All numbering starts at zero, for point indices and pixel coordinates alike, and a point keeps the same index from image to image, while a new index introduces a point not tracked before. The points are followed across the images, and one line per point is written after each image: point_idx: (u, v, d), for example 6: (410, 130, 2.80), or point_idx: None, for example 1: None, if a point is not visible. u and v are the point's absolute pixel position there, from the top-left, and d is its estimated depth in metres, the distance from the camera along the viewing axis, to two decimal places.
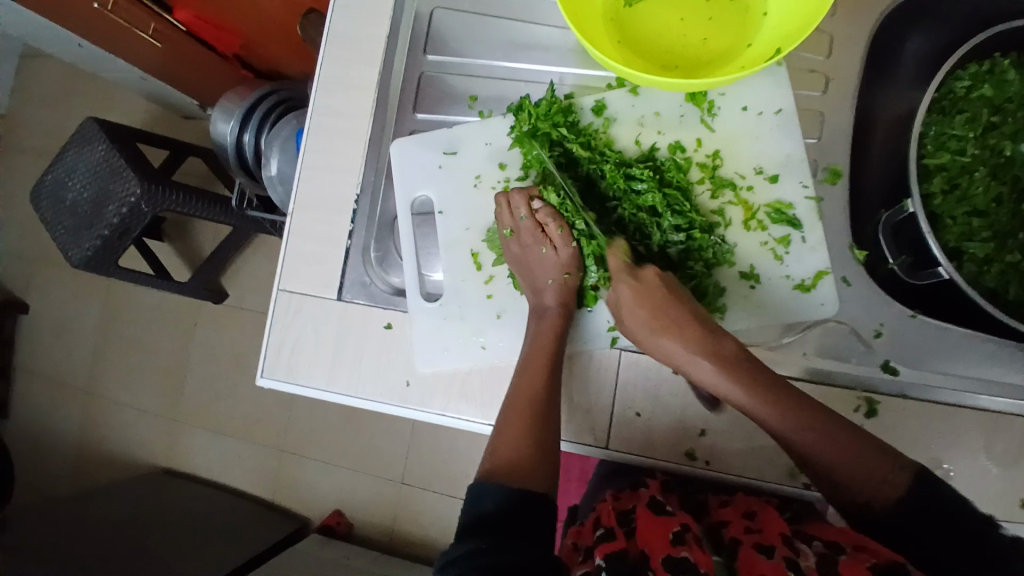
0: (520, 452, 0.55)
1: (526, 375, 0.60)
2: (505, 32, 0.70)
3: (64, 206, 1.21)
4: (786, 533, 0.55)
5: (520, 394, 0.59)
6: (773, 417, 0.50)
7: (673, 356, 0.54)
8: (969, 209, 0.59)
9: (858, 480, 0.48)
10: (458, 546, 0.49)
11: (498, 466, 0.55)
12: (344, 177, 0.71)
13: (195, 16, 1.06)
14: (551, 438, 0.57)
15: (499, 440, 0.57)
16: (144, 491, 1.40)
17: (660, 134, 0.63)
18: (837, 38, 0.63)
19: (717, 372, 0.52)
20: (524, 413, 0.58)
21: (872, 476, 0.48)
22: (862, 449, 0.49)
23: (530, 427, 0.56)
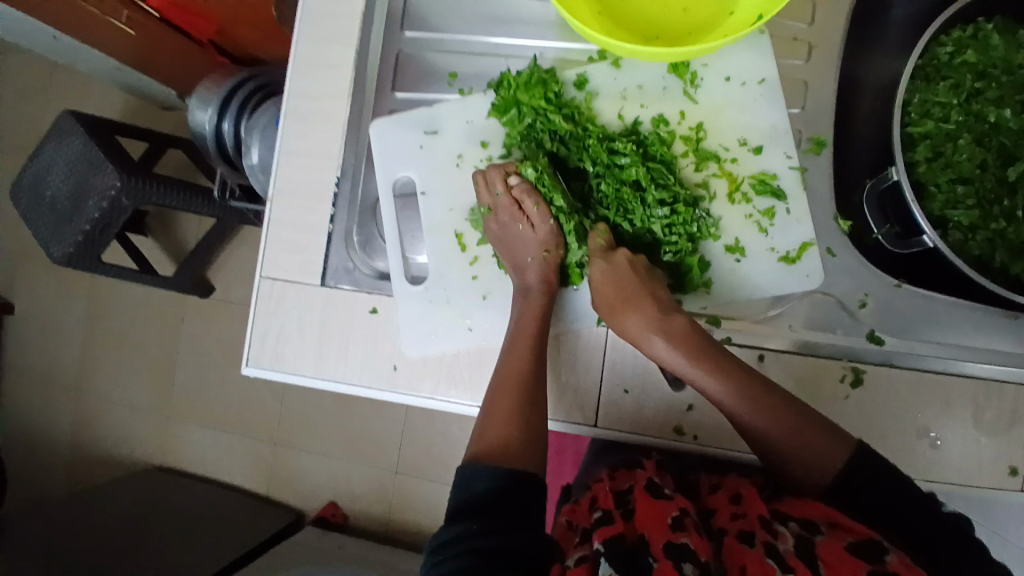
0: (509, 434, 0.55)
1: (511, 357, 0.59)
2: (482, 8, 0.69)
3: (44, 203, 1.19)
4: (766, 515, 0.51)
5: (506, 374, 0.58)
6: (729, 397, 0.52)
7: (634, 332, 0.56)
8: (954, 176, 0.59)
9: (806, 459, 0.52)
10: (449, 529, 0.50)
11: (484, 450, 0.55)
12: (321, 161, 0.69)
13: (168, 3, 1.05)
14: (538, 418, 0.57)
15: (487, 422, 0.56)
16: (138, 488, 1.39)
17: (643, 108, 0.62)
18: (819, 4, 0.62)
19: (675, 349, 0.54)
20: (511, 394, 0.57)
21: (817, 454, 0.52)
22: (810, 429, 0.52)
23: (518, 410, 0.56)
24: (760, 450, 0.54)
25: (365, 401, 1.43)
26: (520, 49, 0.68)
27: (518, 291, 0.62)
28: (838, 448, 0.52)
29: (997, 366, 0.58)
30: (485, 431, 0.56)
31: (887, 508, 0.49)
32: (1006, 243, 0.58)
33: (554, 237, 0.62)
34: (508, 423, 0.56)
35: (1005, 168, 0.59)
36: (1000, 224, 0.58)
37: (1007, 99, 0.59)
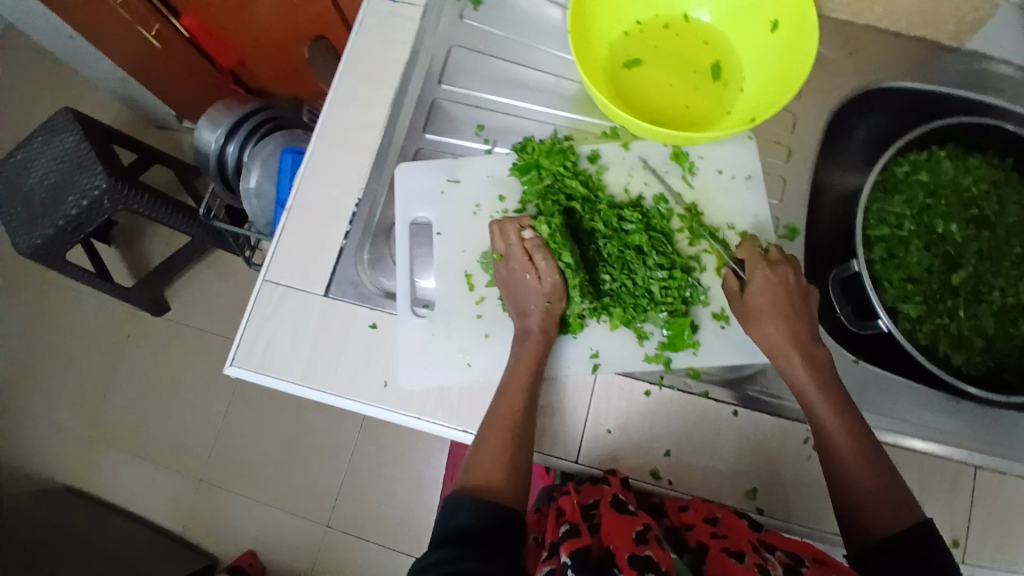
0: (499, 471, 0.56)
1: (506, 399, 0.59)
2: (508, 73, 0.77)
3: (19, 193, 1.17)
4: (754, 540, 0.54)
5: (499, 416, 0.59)
6: (836, 422, 0.56)
7: (769, 337, 0.61)
8: (904, 275, 0.71)
9: (870, 512, 0.53)
10: (431, 553, 0.50)
11: (472, 484, 0.56)
12: (343, 183, 0.73)
13: (201, 26, 1.10)
14: (524, 458, 0.57)
15: (477, 455, 0.57)
16: (38, 510, 1.28)
17: (647, 185, 0.70)
18: (799, 118, 0.73)
19: (810, 366, 0.59)
20: (504, 437, 0.57)
21: (883, 514, 0.53)
22: (890, 490, 0.54)
23: (507, 450, 0.57)
24: (833, 486, 0.56)
25: (309, 446, 1.39)
26: (538, 112, 0.76)
27: (518, 339, 0.63)
28: (910, 515, 0.52)
29: (938, 443, 0.65)
30: (474, 468, 0.56)
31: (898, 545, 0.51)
32: (947, 336, 0.69)
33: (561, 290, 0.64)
34: (497, 459, 0.56)
35: (951, 273, 0.70)
36: (943, 319, 0.69)
37: (955, 216, 0.71)
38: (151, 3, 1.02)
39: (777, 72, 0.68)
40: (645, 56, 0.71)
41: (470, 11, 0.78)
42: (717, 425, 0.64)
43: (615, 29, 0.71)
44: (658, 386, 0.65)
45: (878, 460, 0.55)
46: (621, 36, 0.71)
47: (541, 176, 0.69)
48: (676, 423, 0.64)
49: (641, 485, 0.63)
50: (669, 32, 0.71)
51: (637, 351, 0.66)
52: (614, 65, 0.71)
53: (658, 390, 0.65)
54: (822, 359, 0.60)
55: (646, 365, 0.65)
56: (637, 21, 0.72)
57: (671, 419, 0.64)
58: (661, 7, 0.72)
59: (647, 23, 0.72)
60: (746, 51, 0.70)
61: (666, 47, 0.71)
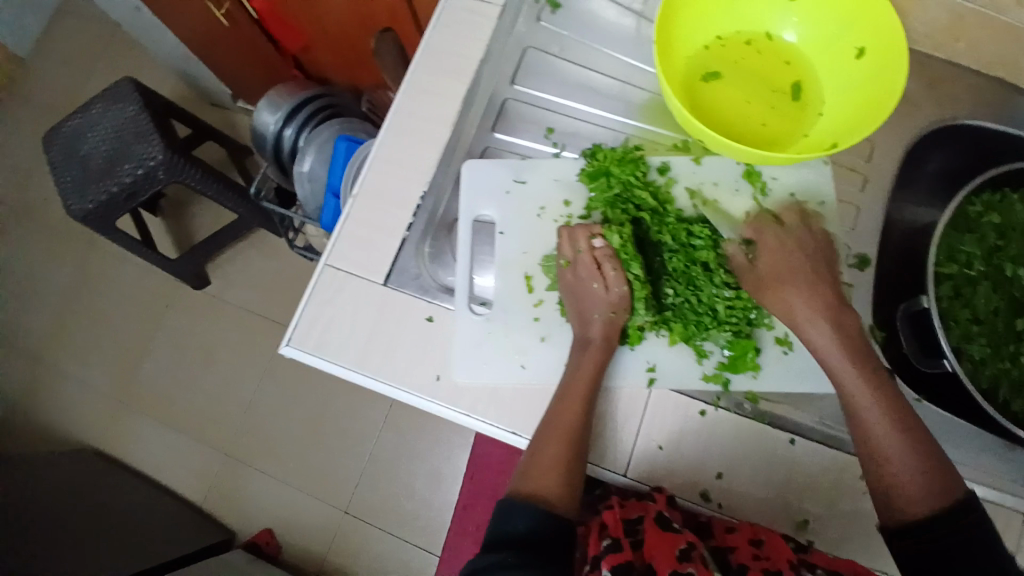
0: (557, 480, 0.56)
1: (565, 406, 0.59)
2: (581, 78, 0.77)
3: (76, 157, 1.18)
4: (793, 560, 0.58)
5: (555, 423, 0.58)
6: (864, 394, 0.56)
7: (792, 308, 0.61)
8: (970, 315, 0.70)
9: (909, 487, 0.52)
10: (484, 558, 0.51)
11: (527, 488, 0.56)
12: (412, 174, 0.73)
13: (272, 11, 1.11)
14: (580, 466, 0.58)
15: (533, 460, 0.57)
16: (67, 467, 1.30)
17: (717, 202, 0.69)
18: (876, 147, 0.73)
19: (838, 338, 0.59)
20: (562, 445, 0.57)
21: (924, 486, 0.52)
22: (930, 458, 0.53)
23: (563, 459, 0.57)
24: (869, 462, 0.55)
25: (335, 433, 1.39)
26: (608, 120, 0.76)
27: (578, 347, 0.62)
28: (951, 484, 0.52)
29: (995, 489, 0.63)
30: (530, 475, 0.57)
31: (927, 522, 0.51)
32: (1010, 381, 0.68)
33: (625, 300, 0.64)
34: (554, 466, 0.57)
35: (1016, 318, 0.69)
36: (1005, 364, 0.68)
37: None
38: None
39: (861, 99, 0.67)
40: (724, 70, 0.70)
41: (548, 15, 0.78)
42: (773, 452, 0.63)
43: (696, 42, 0.71)
44: (714, 407, 0.64)
45: (911, 433, 0.54)
46: (701, 49, 0.71)
47: (610, 184, 0.68)
48: (729, 445, 0.63)
49: (688, 504, 0.63)
50: (750, 49, 0.71)
51: (695, 368, 0.65)
52: (692, 77, 0.70)
53: (713, 410, 0.64)
54: (853, 328, 0.59)
55: (705, 385, 0.64)
56: (718, 36, 0.71)
57: (725, 441, 0.63)
58: (743, 23, 0.71)
59: (729, 39, 0.71)
60: (828, 73, 0.70)
61: (746, 63, 0.71)
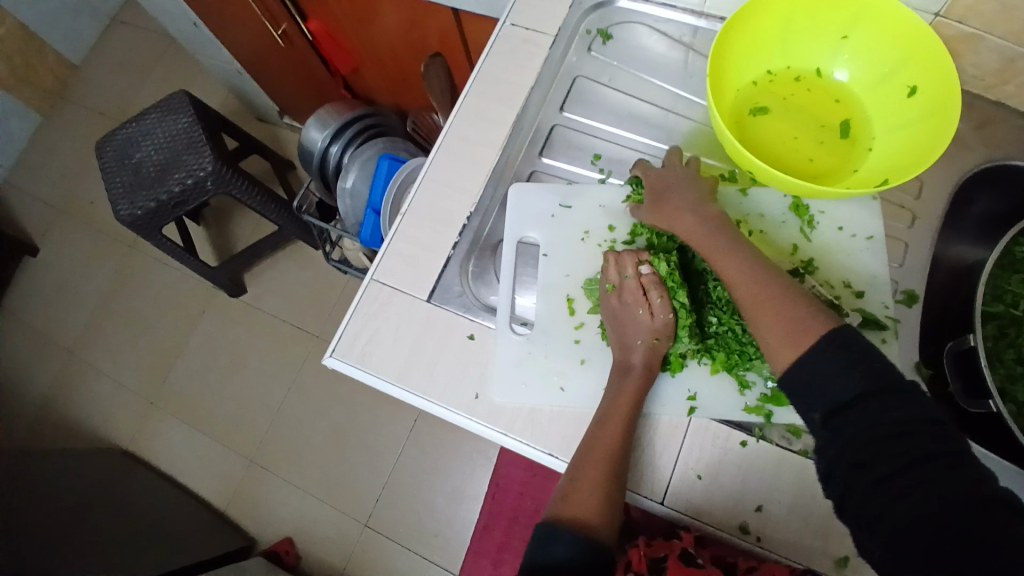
0: (597, 505, 0.55)
1: (605, 430, 0.59)
2: (631, 106, 0.78)
3: (128, 163, 1.23)
4: None
5: (597, 448, 0.58)
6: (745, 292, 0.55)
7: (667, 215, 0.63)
8: (1016, 356, 0.69)
9: (779, 343, 0.52)
10: None
11: (566, 512, 0.56)
12: (460, 196, 0.75)
13: (325, 31, 1.15)
14: (620, 492, 0.57)
15: (573, 485, 0.57)
16: (96, 465, 1.33)
17: (763, 233, 0.69)
18: (925, 184, 0.73)
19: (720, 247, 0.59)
20: (601, 469, 0.57)
21: (788, 336, 0.51)
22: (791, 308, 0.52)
23: (604, 484, 0.56)
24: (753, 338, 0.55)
25: (357, 445, 1.40)
26: (656, 148, 0.76)
27: (619, 371, 0.63)
28: (815, 321, 0.51)
29: None
30: (571, 499, 0.56)
31: (806, 377, 0.49)
32: None
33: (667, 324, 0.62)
34: (594, 490, 0.56)
35: None
36: None
37: None
38: (285, 5, 1.08)
39: (912, 137, 0.67)
40: (773, 105, 0.72)
41: (599, 45, 0.81)
42: (814, 487, 0.62)
43: (745, 77, 0.72)
44: (755, 438, 0.64)
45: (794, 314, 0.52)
46: (750, 84, 0.72)
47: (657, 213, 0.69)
48: (769, 477, 0.62)
49: (724, 536, 0.62)
50: (799, 85, 0.72)
51: (737, 399, 0.64)
52: (741, 111, 0.71)
53: (753, 441, 0.64)
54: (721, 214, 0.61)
55: (747, 416, 0.63)
56: (768, 72, 0.73)
57: (765, 474, 0.62)
58: (794, 60, 0.73)
59: (779, 74, 0.73)
60: (878, 112, 0.70)
61: (795, 99, 0.72)
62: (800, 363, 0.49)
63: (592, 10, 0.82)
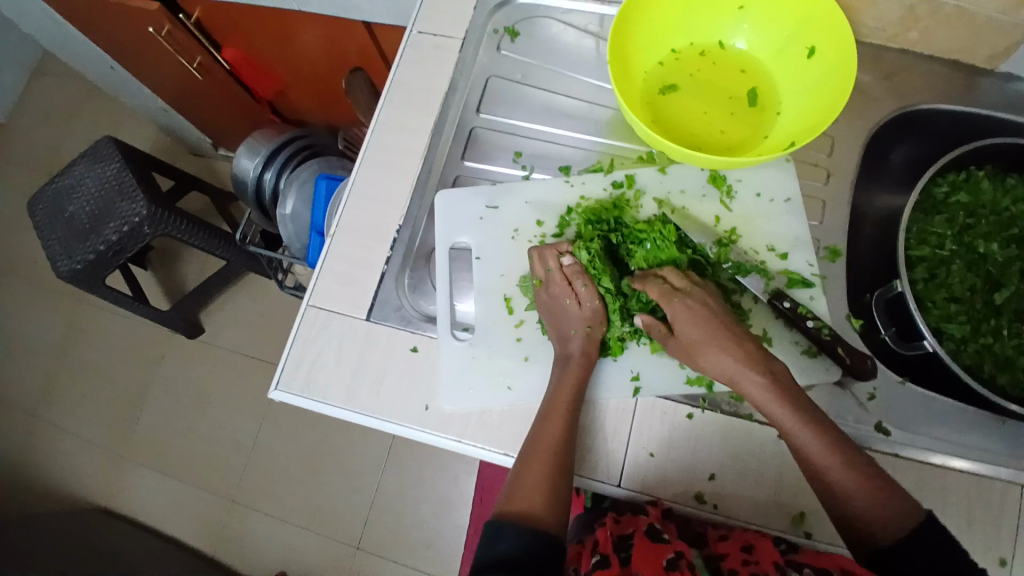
0: (543, 496, 0.55)
1: (550, 420, 0.60)
2: (545, 101, 0.78)
3: (60, 218, 1.20)
4: (780, 562, 0.59)
5: (541, 441, 0.59)
6: (818, 447, 0.54)
7: (722, 367, 0.59)
8: (947, 295, 0.71)
9: (870, 517, 0.51)
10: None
11: (513, 508, 0.55)
12: (386, 210, 0.75)
13: (242, 58, 1.13)
14: (568, 480, 0.57)
15: (519, 480, 0.57)
16: (70, 526, 1.30)
17: (684, 211, 0.70)
18: (837, 140, 0.74)
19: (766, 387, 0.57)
20: (546, 459, 0.57)
21: (878, 508, 0.51)
22: (877, 485, 0.52)
23: (550, 476, 0.56)
24: (830, 507, 0.53)
25: (336, 467, 1.39)
26: (575, 139, 0.77)
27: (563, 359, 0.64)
28: (902, 507, 0.51)
29: (985, 462, 0.64)
30: (517, 494, 0.56)
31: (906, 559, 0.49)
32: (993, 356, 0.68)
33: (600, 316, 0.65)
34: (539, 480, 0.56)
35: (992, 293, 0.70)
36: (987, 339, 0.68)
37: (995, 236, 0.71)
38: (195, 36, 1.05)
39: (816, 99, 0.68)
40: (682, 82, 0.72)
41: (507, 44, 0.80)
42: (761, 449, 0.63)
43: (651, 58, 0.73)
44: (701, 410, 0.65)
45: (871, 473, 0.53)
46: (657, 65, 0.73)
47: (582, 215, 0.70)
48: (718, 445, 0.64)
49: (683, 509, 0.63)
50: (706, 59, 0.73)
51: (678, 375, 0.66)
52: (651, 92, 0.72)
53: (699, 412, 0.65)
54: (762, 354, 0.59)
55: (689, 388, 0.65)
56: (673, 49, 0.73)
57: (714, 443, 0.64)
58: (697, 35, 0.73)
59: (684, 51, 0.73)
60: (784, 79, 0.71)
61: (703, 74, 0.72)
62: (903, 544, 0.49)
63: (497, 8, 0.81)
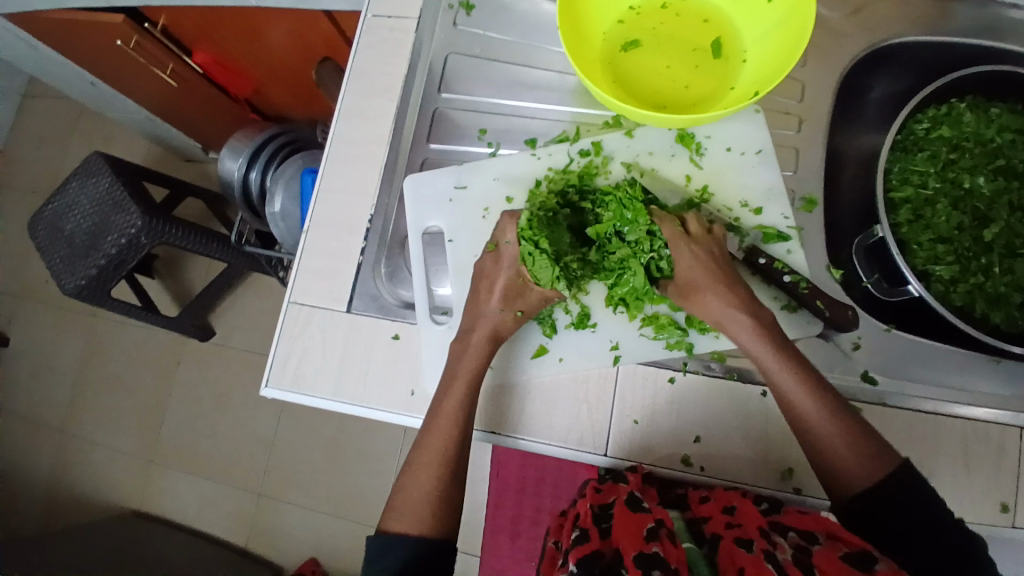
0: (423, 516, 0.57)
1: (435, 428, 0.60)
2: (507, 73, 0.77)
3: (62, 237, 1.22)
4: (763, 525, 0.56)
5: (430, 452, 0.59)
6: (798, 387, 0.56)
7: (713, 311, 0.61)
8: (933, 236, 0.69)
9: (846, 459, 0.53)
10: None
11: (406, 521, 0.57)
12: (357, 200, 0.75)
13: (214, 59, 1.13)
14: (457, 490, 0.59)
15: (404, 496, 0.58)
16: (110, 532, 1.36)
17: (653, 172, 0.69)
18: (807, 84, 0.72)
19: (754, 327, 0.59)
20: (434, 474, 0.58)
21: (853, 449, 0.53)
22: (852, 427, 0.54)
23: (438, 488, 0.58)
24: (807, 447, 0.56)
25: (357, 453, 1.42)
26: (539, 110, 0.75)
27: (482, 342, 0.64)
28: (880, 450, 0.53)
29: (980, 406, 0.63)
30: (397, 512, 0.57)
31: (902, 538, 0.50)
32: (984, 294, 0.67)
33: (514, 295, 0.65)
34: (427, 501, 0.58)
35: (981, 230, 0.68)
36: (978, 278, 0.67)
37: (980, 169, 0.69)
38: (164, 45, 1.06)
39: (782, 43, 0.65)
40: (643, 38, 0.69)
41: (463, 18, 0.78)
42: (746, 406, 0.64)
43: (609, 17, 0.69)
44: (682, 372, 0.66)
45: (847, 415, 0.55)
46: (615, 24, 0.69)
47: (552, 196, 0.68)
48: (703, 408, 0.64)
49: (667, 472, 0.64)
50: (667, 12, 0.69)
51: (657, 341, 0.66)
52: (613, 51, 0.69)
53: (682, 376, 0.65)
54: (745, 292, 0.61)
55: (669, 353, 0.66)
56: (632, 5, 0.69)
57: (699, 406, 0.65)
58: None
59: (643, 6, 0.69)
60: (749, 24, 0.68)
61: (665, 27, 0.69)
62: (876, 485, 0.52)
63: None
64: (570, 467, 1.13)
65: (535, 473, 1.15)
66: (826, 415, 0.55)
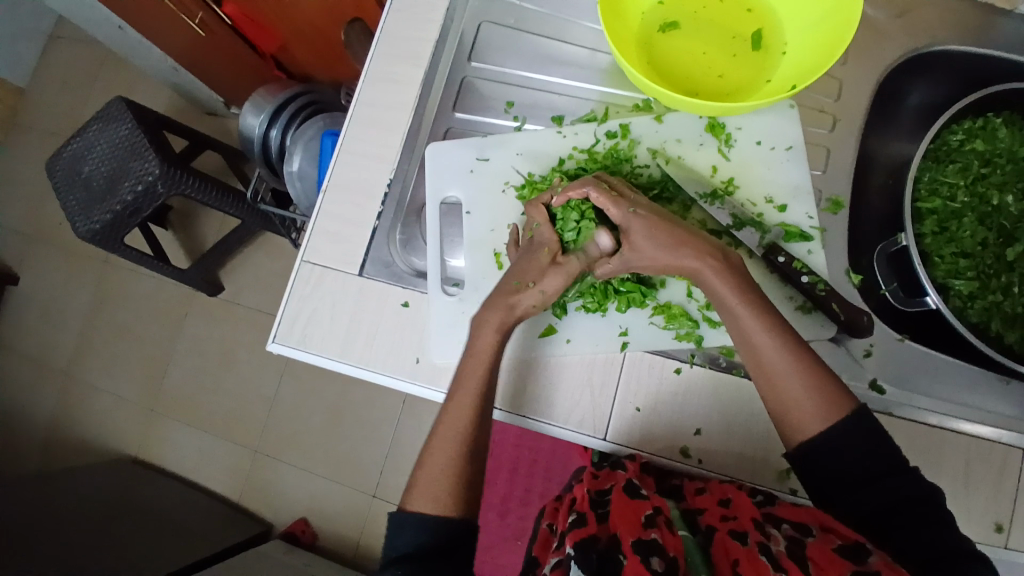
0: (445, 493, 0.56)
1: (461, 391, 0.60)
2: (539, 47, 0.75)
3: (79, 179, 1.22)
4: (758, 518, 0.57)
5: (454, 416, 0.59)
6: (766, 337, 0.55)
7: (655, 258, 0.58)
8: (956, 250, 0.68)
9: (805, 409, 0.53)
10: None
11: (428, 499, 0.56)
12: (377, 164, 0.75)
13: (242, 13, 1.14)
14: (474, 467, 0.59)
15: (425, 469, 0.58)
16: (107, 476, 1.38)
17: (680, 159, 0.68)
18: (845, 83, 0.70)
19: (724, 279, 0.56)
20: (452, 453, 0.58)
21: (809, 399, 0.53)
22: (818, 377, 0.54)
23: (458, 465, 0.58)
24: (771, 397, 0.55)
25: (355, 420, 1.43)
26: (567, 87, 0.74)
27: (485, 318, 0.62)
28: (841, 398, 0.54)
29: (986, 423, 0.62)
30: (421, 493, 0.57)
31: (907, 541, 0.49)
32: (1001, 314, 0.66)
33: (537, 272, 0.62)
34: (449, 477, 0.57)
35: (1004, 248, 0.67)
36: (999, 296, 0.66)
37: (1010, 186, 0.68)
38: None
39: (823, 37, 0.64)
40: (683, 21, 0.67)
41: None
42: (752, 402, 0.63)
43: None
44: (689, 364, 0.65)
45: (813, 365, 0.55)
46: (656, 4, 0.68)
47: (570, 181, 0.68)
48: (709, 401, 0.64)
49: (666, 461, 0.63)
50: None
51: (666, 330, 0.66)
52: (649, 31, 0.68)
53: (688, 368, 0.65)
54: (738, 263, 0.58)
55: (678, 343, 0.65)
56: None
57: (703, 400, 0.64)
58: None
59: None
60: (791, 16, 0.66)
61: (707, 11, 0.67)
62: (830, 434, 0.52)
63: None
64: (566, 450, 1.13)
65: (529, 454, 1.16)
66: (790, 366, 0.54)
